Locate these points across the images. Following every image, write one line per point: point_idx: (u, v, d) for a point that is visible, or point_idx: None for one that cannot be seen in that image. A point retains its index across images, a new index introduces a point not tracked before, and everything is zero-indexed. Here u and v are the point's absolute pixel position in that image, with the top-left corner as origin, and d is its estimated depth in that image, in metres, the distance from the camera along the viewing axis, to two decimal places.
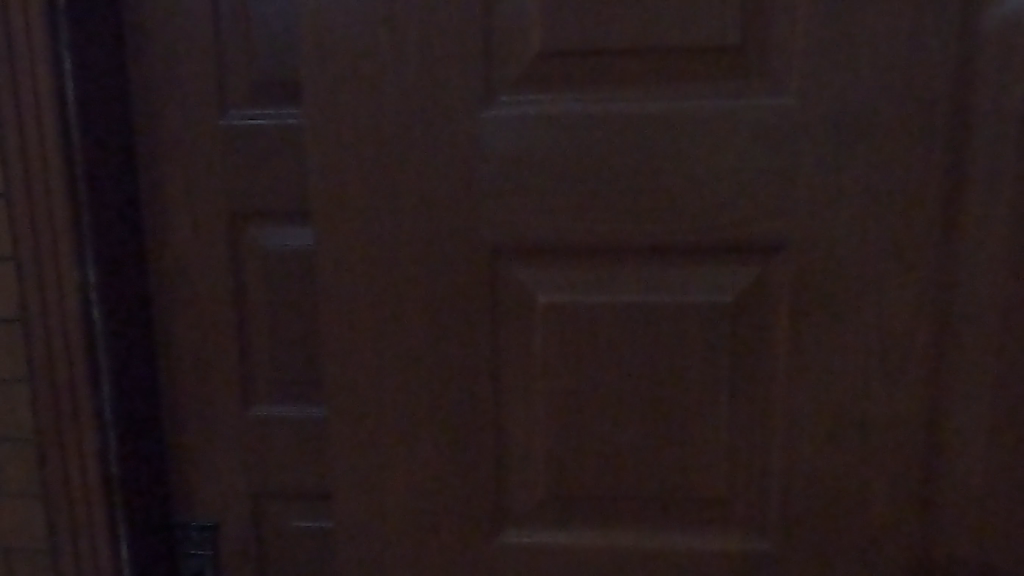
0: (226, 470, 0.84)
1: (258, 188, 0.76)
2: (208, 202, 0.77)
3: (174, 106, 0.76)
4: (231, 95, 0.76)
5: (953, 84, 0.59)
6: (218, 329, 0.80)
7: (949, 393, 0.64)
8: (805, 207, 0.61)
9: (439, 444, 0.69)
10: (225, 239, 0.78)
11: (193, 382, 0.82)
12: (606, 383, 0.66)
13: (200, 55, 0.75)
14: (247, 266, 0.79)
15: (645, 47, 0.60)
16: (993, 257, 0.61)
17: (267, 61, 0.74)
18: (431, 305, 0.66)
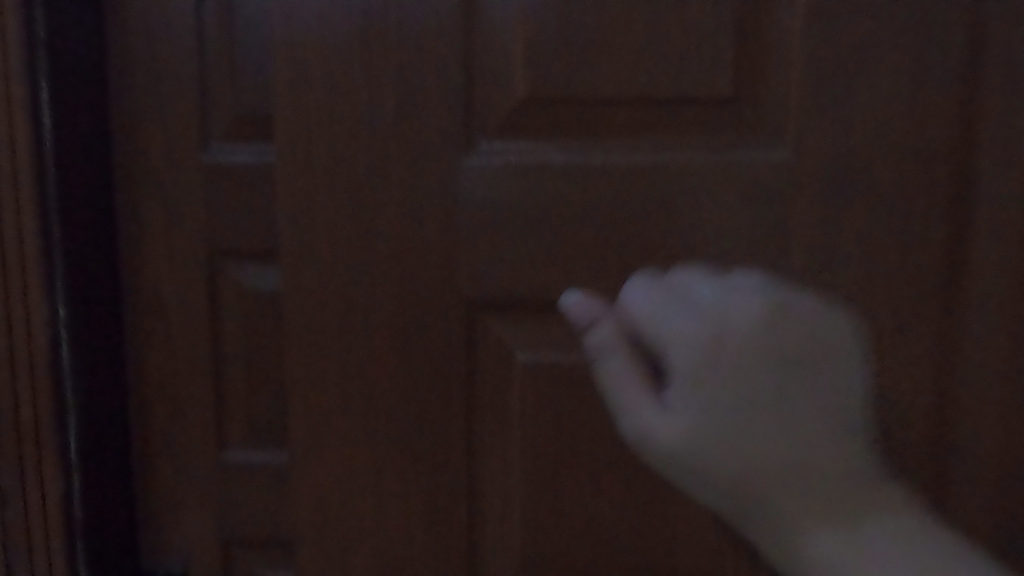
0: (192, 509, 0.81)
1: (238, 226, 0.74)
2: (187, 237, 0.75)
3: (155, 138, 0.74)
4: (214, 129, 0.74)
5: (942, 142, 0.57)
6: (191, 368, 0.78)
7: (937, 456, 0.61)
8: (800, 265, 0.59)
9: (405, 497, 0.65)
10: (196, 275, 0.76)
11: (167, 420, 0.80)
12: (587, 443, 0.63)
13: (179, 87, 0.73)
14: (225, 305, 0.76)
15: (634, 97, 0.58)
16: (983, 319, 0.59)
17: (246, 96, 0.73)
18: (406, 358, 0.63)
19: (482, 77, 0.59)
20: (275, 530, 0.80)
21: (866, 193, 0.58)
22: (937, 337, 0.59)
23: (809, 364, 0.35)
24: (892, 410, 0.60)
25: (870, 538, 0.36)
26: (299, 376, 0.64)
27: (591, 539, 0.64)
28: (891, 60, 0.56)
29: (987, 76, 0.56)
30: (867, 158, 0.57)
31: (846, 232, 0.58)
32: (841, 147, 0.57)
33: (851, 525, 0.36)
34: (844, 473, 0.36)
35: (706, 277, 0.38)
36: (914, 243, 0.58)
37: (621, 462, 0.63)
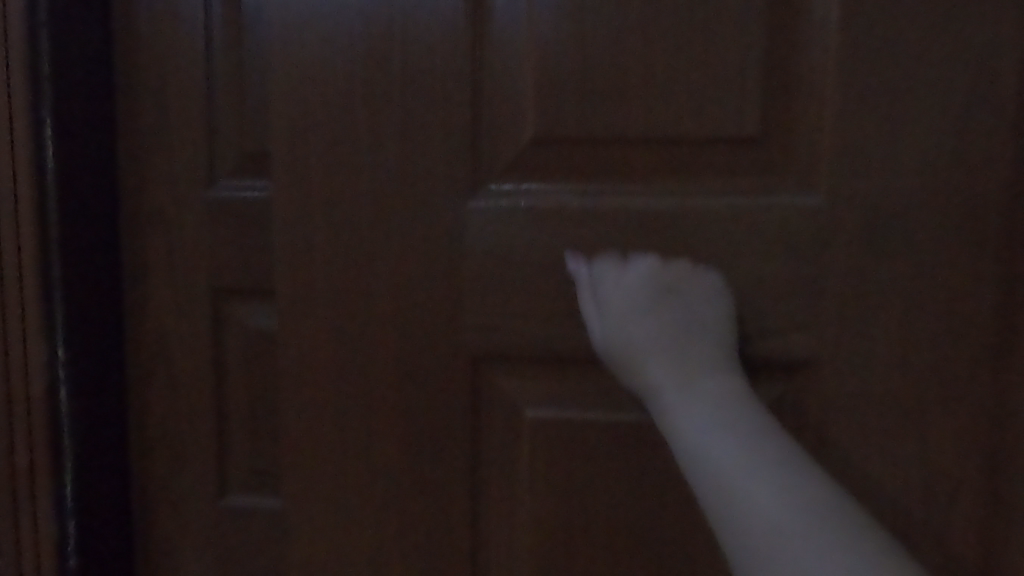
0: (187, 559, 0.77)
1: (241, 263, 0.71)
2: (190, 277, 0.72)
3: (161, 174, 0.72)
4: (219, 167, 0.72)
5: (996, 183, 0.51)
6: (192, 414, 0.74)
7: (996, 534, 0.54)
8: (837, 323, 0.53)
9: (404, 558, 0.61)
10: (197, 314, 0.73)
11: (164, 470, 0.75)
12: (599, 514, 0.58)
13: (184, 121, 0.71)
14: (228, 348, 0.73)
15: (652, 139, 0.54)
16: None
17: (253, 132, 0.71)
18: (407, 412, 0.59)
19: (490, 116, 0.56)
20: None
21: (911, 247, 0.52)
22: (997, 411, 0.53)
23: (685, 295, 0.52)
24: (944, 490, 0.54)
25: (712, 408, 0.47)
26: (296, 429, 0.60)
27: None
28: (938, 101, 0.51)
29: None
30: (912, 208, 0.52)
31: (890, 290, 0.52)
32: (885, 195, 0.52)
33: (702, 399, 0.48)
34: (700, 363, 0.50)
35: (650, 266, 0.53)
36: (964, 294, 0.52)
37: (637, 538, 0.57)
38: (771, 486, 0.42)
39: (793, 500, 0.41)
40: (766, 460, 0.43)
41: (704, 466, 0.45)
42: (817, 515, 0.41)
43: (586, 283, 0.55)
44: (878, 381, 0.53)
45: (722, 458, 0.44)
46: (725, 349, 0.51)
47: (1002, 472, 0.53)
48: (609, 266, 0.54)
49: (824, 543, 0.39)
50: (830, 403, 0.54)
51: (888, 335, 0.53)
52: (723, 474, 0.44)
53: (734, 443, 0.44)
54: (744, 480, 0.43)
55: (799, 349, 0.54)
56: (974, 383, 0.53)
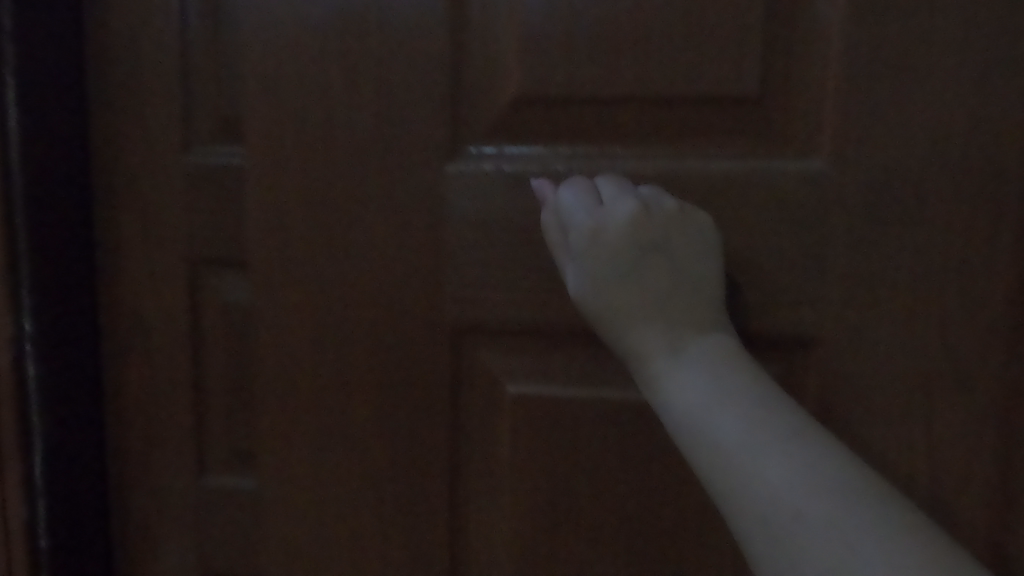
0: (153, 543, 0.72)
1: (213, 233, 0.67)
2: (164, 250, 0.68)
3: (132, 141, 0.67)
4: (192, 129, 0.67)
5: (1011, 147, 0.47)
6: (167, 395, 0.70)
7: (996, 516, 0.51)
8: (834, 297, 0.50)
9: (376, 537, 0.58)
10: (167, 286, 0.69)
11: (138, 456, 0.71)
12: (581, 493, 0.55)
13: (155, 79, 0.66)
14: (202, 324, 0.69)
15: (642, 99, 0.50)
16: None
17: (228, 92, 0.66)
18: (381, 388, 0.56)
19: (471, 74, 0.52)
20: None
21: (921, 216, 0.48)
22: (1004, 389, 0.49)
23: (670, 247, 0.47)
24: (952, 476, 0.51)
25: (707, 373, 0.43)
26: (269, 407, 0.58)
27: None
28: (956, 57, 0.47)
29: None
30: (922, 174, 0.48)
31: (893, 261, 0.49)
32: (895, 159, 0.48)
33: (699, 371, 0.43)
34: (689, 327, 0.45)
35: (625, 200, 0.48)
36: (971, 266, 0.48)
37: (624, 522, 0.55)
38: (783, 462, 0.38)
39: (827, 493, 0.36)
40: (769, 424, 0.40)
41: (703, 442, 0.41)
42: (860, 510, 0.36)
43: (563, 231, 0.49)
44: (882, 359, 0.50)
45: (723, 434, 0.40)
46: (714, 309, 0.47)
47: (1009, 450, 0.50)
48: (582, 202, 0.49)
49: (874, 545, 0.34)
50: (828, 383, 0.51)
51: (894, 310, 0.49)
52: (728, 452, 0.40)
53: (747, 425, 0.40)
54: (751, 457, 0.39)
55: (798, 324, 0.51)
56: (988, 364, 0.49)
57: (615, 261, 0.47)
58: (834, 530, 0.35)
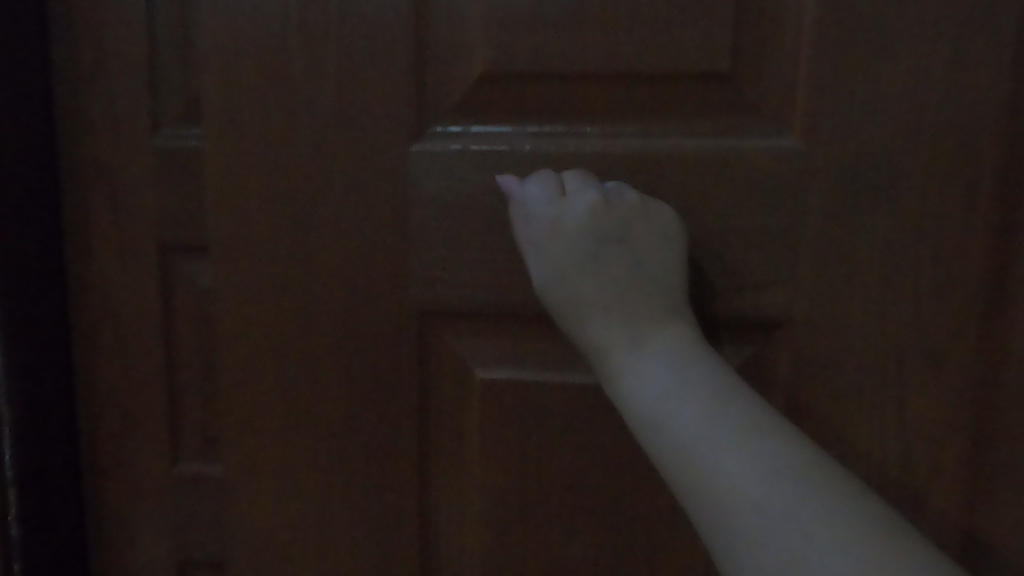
0: (119, 536, 0.70)
1: (173, 217, 0.63)
2: (129, 238, 0.64)
3: (99, 125, 0.62)
4: (151, 105, 0.62)
5: (984, 124, 0.46)
6: (141, 393, 0.67)
7: (966, 495, 0.50)
8: (805, 277, 0.49)
9: (344, 521, 0.57)
10: (128, 271, 0.64)
11: (107, 454, 0.68)
12: (551, 477, 0.54)
13: (113, 50, 0.61)
14: (171, 312, 0.65)
15: (611, 76, 0.49)
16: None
17: (182, 66, 0.61)
18: (348, 372, 0.55)
19: (437, 51, 0.51)
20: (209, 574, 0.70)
21: (894, 196, 0.47)
22: (975, 370, 0.49)
23: (632, 238, 0.46)
24: (923, 459, 0.50)
25: (667, 364, 0.42)
26: (234, 394, 0.57)
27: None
28: (931, 32, 0.46)
29: None
30: (894, 152, 0.47)
31: (864, 241, 0.48)
32: (868, 136, 0.47)
33: (659, 365, 0.42)
34: (650, 318, 0.44)
35: (590, 190, 0.47)
36: (944, 245, 0.48)
37: (595, 510, 0.54)
38: (740, 454, 0.38)
39: (791, 500, 0.36)
40: (727, 415, 0.39)
41: (663, 435, 0.40)
42: (824, 518, 0.35)
43: (525, 223, 0.48)
44: (854, 341, 0.49)
45: (683, 428, 0.39)
46: (678, 300, 0.46)
47: (979, 432, 0.49)
48: (545, 191, 0.47)
49: (837, 557, 0.34)
50: (799, 364, 0.50)
51: (866, 292, 0.49)
52: (687, 445, 0.39)
53: (708, 424, 0.39)
54: (710, 450, 0.38)
55: (770, 306, 0.50)
56: (960, 347, 0.49)
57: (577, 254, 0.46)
58: (790, 521, 0.35)
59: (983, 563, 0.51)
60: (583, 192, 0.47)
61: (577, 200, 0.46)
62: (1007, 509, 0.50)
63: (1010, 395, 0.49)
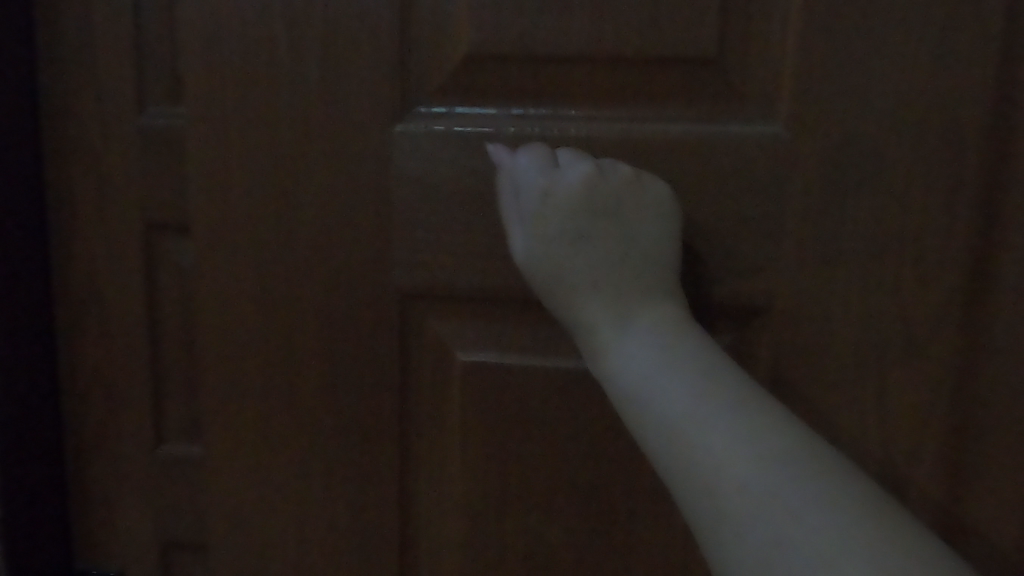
0: (101, 514, 0.69)
1: (154, 195, 0.62)
2: (110, 213, 0.63)
3: (83, 101, 0.62)
4: (131, 81, 0.61)
5: (967, 112, 0.46)
6: (123, 373, 0.66)
7: (944, 480, 0.50)
8: (787, 264, 0.49)
9: (325, 499, 0.57)
10: (110, 248, 0.64)
11: (88, 431, 0.67)
12: (532, 458, 0.54)
13: (93, 24, 0.60)
14: (149, 290, 0.64)
15: (595, 58, 0.49)
16: (1004, 326, 0.48)
17: (162, 42, 0.60)
18: (329, 352, 0.55)
19: (421, 30, 0.50)
20: (191, 555, 0.70)
21: (877, 185, 0.47)
22: (953, 358, 0.49)
23: (624, 215, 0.46)
24: (901, 444, 0.50)
25: (653, 343, 0.42)
26: (215, 373, 0.57)
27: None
28: (916, 19, 0.45)
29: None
30: (878, 140, 0.47)
31: (846, 229, 0.48)
32: (852, 124, 0.47)
33: (645, 342, 0.42)
34: (638, 296, 0.44)
35: (582, 164, 0.47)
36: (925, 232, 0.48)
37: (575, 495, 0.54)
38: (724, 435, 0.38)
39: (775, 480, 0.36)
40: (712, 394, 0.39)
41: (648, 413, 0.40)
42: (808, 501, 0.35)
43: (511, 186, 0.48)
44: (834, 328, 0.49)
45: (666, 406, 0.39)
46: (665, 272, 0.46)
47: (956, 417, 0.49)
48: (538, 161, 0.47)
49: (815, 542, 0.34)
50: (781, 350, 0.50)
51: (847, 280, 0.49)
52: (671, 424, 0.39)
53: (693, 400, 0.39)
54: (694, 429, 0.38)
55: (751, 293, 0.50)
56: (940, 337, 0.49)
57: (565, 231, 0.45)
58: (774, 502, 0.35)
59: (961, 547, 0.51)
60: (577, 166, 0.47)
61: (571, 172, 0.46)
62: (983, 500, 0.50)
63: (988, 386, 0.49)
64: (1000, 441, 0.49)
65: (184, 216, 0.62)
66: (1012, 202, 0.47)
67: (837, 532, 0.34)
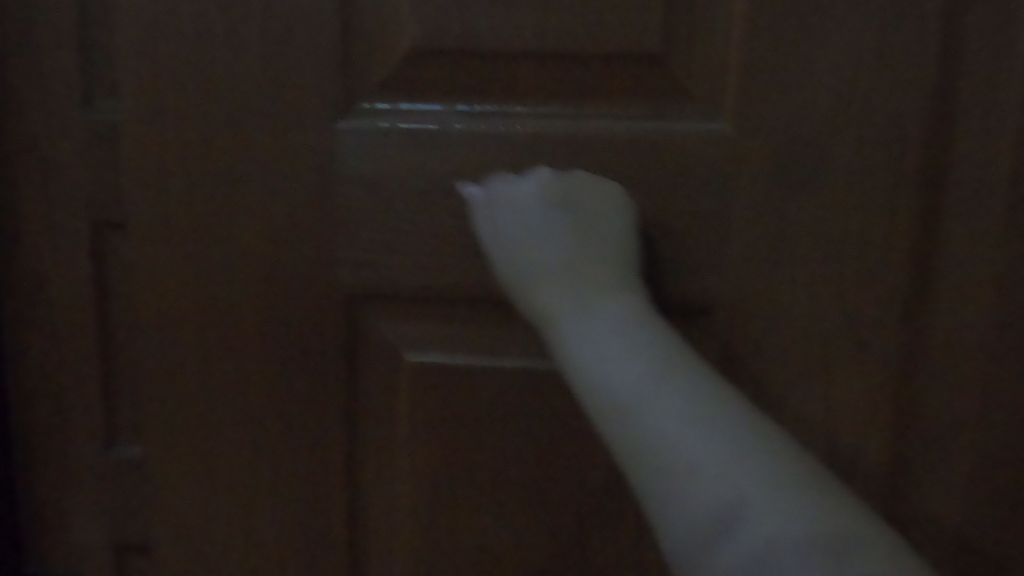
0: (49, 515, 0.67)
1: (89, 191, 0.60)
2: (45, 210, 0.61)
3: (11, 93, 0.59)
4: (59, 71, 0.58)
5: (908, 108, 0.46)
6: (70, 375, 0.64)
7: (888, 469, 0.51)
8: (734, 259, 0.49)
9: (273, 497, 0.56)
10: (47, 246, 0.62)
11: (34, 430, 0.66)
12: (482, 454, 0.54)
13: (21, 12, 0.57)
14: (88, 288, 0.62)
15: (540, 53, 0.48)
16: (943, 318, 0.48)
17: (91, 28, 0.57)
18: (274, 348, 0.54)
19: (362, 22, 0.49)
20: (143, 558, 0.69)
21: (822, 183, 0.47)
22: (896, 350, 0.49)
23: (585, 218, 0.46)
24: (846, 434, 0.51)
25: (607, 330, 0.41)
26: (161, 376, 0.56)
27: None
28: (858, 16, 0.45)
29: (968, 23, 0.45)
30: (819, 136, 0.47)
31: (791, 224, 0.48)
32: (795, 120, 0.47)
33: (600, 329, 0.42)
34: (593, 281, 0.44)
35: (547, 175, 0.47)
36: (868, 227, 0.48)
37: (525, 495, 0.54)
38: (679, 422, 0.37)
39: (727, 468, 0.35)
40: (668, 382, 0.38)
41: (604, 400, 0.40)
42: (758, 490, 0.34)
43: (475, 201, 0.48)
44: (779, 322, 0.50)
45: (620, 391, 0.39)
46: (624, 268, 0.45)
47: (898, 409, 0.50)
48: (504, 179, 0.48)
49: (765, 532, 0.33)
50: (728, 343, 0.50)
51: (792, 274, 0.49)
52: (625, 411, 0.38)
53: (647, 386, 0.38)
54: (649, 416, 0.38)
55: (699, 291, 0.50)
56: (884, 333, 0.49)
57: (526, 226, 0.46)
58: (725, 491, 0.35)
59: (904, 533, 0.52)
60: (541, 176, 0.47)
61: (535, 180, 0.47)
62: (925, 491, 0.51)
63: (930, 383, 0.49)
64: (941, 430, 0.50)
65: (120, 211, 0.60)
66: (953, 199, 0.47)
67: (786, 520, 0.33)
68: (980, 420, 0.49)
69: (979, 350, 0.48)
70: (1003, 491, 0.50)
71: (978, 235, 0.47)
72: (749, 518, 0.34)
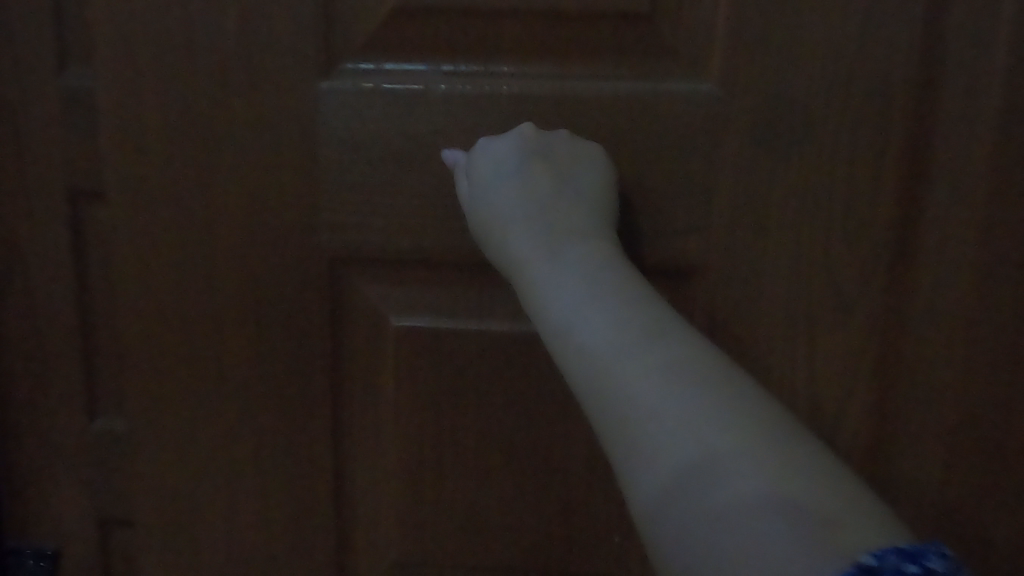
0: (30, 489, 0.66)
1: (63, 157, 0.58)
2: (17, 179, 0.59)
3: None
4: (30, 35, 0.56)
5: (894, 68, 0.46)
6: (49, 347, 0.63)
7: (872, 429, 0.51)
8: (720, 221, 0.49)
9: (258, 463, 0.56)
10: (20, 216, 0.60)
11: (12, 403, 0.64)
12: (468, 418, 0.53)
13: None
14: (65, 258, 0.61)
15: (525, 12, 0.47)
16: (927, 278, 0.49)
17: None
18: (258, 314, 0.53)
19: None
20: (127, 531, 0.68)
21: (808, 144, 0.47)
22: (880, 312, 0.49)
23: (563, 168, 0.46)
24: (831, 395, 0.51)
25: (578, 278, 0.40)
26: (143, 345, 0.55)
27: (476, 545, 0.56)
28: None
29: None
30: (806, 97, 0.47)
31: (778, 185, 0.48)
32: (782, 81, 0.47)
33: (569, 278, 0.40)
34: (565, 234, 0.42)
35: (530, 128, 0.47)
36: (854, 188, 0.48)
37: (511, 459, 0.54)
38: (648, 371, 0.35)
39: (696, 417, 0.33)
40: (638, 330, 0.36)
41: (571, 347, 0.38)
42: (728, 440, 0.32)
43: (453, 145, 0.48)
44: (765, 284, 0.50)
45: (588, 337, 0.37)
46: (599, 223, 0.44)
47: (882, 370, 0.50)
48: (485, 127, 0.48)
49: (733, 483, 0.31)
50: (715, 305, 0.50)
51: (779, 235, 0.49)
52: (593, 358, 0.36)
53: (615, 333, 0.36)
54: (617, 363, 0.36)
55: (685, 253, 0.50)
56: (869, 294, 0.49)
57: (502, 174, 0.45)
58: (693, 441, 0.33)
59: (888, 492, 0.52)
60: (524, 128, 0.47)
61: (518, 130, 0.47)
62: (909, 451, 0.51)
63: (913, 345, 0.50)
64: (924, 390, 0.50)
65: (96, 179, 0.59)
66: (940, 159, 0.47)
67: (754, 471, 0.31)
68: (962, 380, 0.50)
69: (962, 311, 0.49)
70: (984, 448, 0.51)
71: (964, 196, 0.47)
72: (716, 469, 0.32)
